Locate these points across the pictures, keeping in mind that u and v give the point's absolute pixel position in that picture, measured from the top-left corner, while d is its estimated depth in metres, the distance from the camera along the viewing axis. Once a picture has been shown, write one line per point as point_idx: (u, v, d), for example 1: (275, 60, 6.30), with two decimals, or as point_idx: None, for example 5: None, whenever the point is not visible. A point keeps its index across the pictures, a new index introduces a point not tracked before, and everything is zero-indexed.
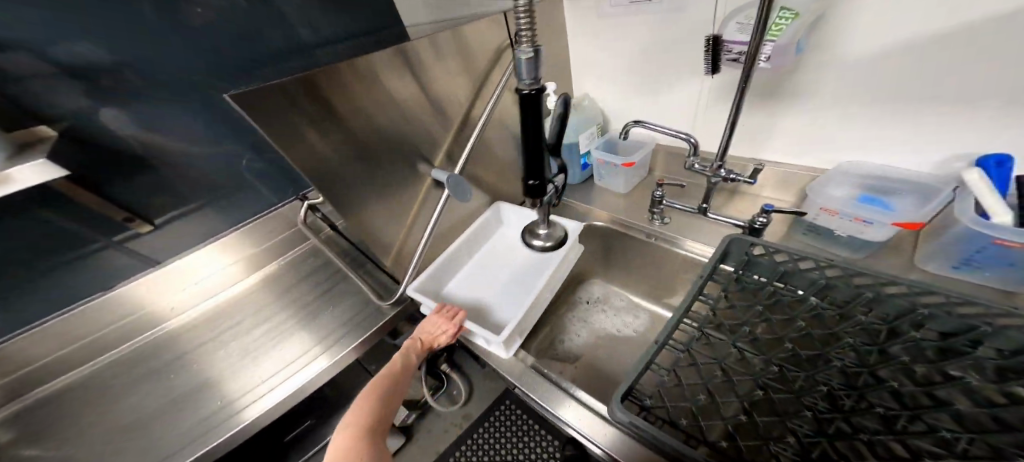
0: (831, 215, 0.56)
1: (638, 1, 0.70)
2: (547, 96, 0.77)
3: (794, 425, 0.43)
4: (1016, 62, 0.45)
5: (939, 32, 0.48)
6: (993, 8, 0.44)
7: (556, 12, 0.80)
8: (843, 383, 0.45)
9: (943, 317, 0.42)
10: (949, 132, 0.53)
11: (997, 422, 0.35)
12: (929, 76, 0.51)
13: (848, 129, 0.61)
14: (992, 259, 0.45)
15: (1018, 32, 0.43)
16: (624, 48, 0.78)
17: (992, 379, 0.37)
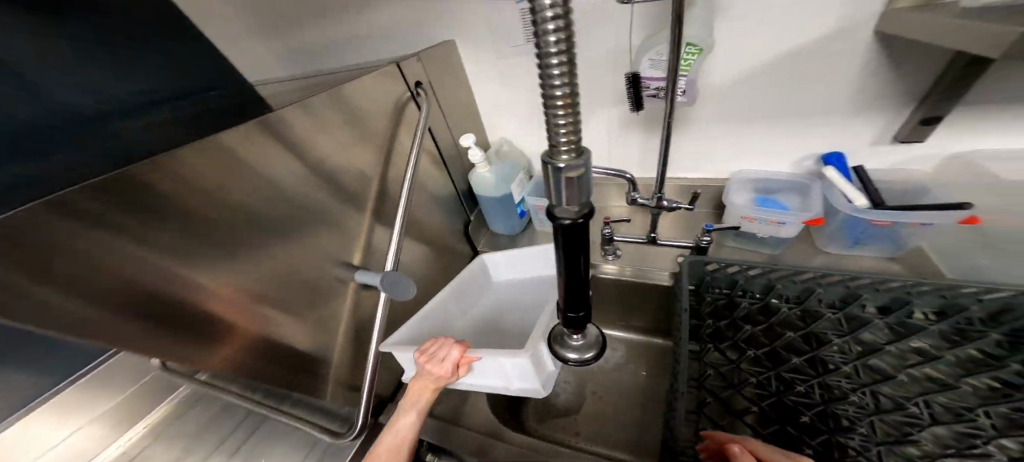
0: (751, 221, 0.63)
1: (534, 40, 0.68)
2: (468, 151, 0.69)
3: (845, 440, 0.43)
4: (833, 84, 0.59)
5: (782, 62, 0.59)
6: (811, 40, 0.56)
7: (450, 56, 0.73)
8: (851, 382, 0.46)
9: (874, 294, 0.47)
10: (802, 139, 0.66)
11: (993, 391, 0.39)
12: (785, 93, 0.62)
13: (732, 143, 0.71)
14: (873, 235, 0.57)
15: (829, 57, 0.56)
16: (531, 88, 0.75)
17: (947, 344, 0.43)
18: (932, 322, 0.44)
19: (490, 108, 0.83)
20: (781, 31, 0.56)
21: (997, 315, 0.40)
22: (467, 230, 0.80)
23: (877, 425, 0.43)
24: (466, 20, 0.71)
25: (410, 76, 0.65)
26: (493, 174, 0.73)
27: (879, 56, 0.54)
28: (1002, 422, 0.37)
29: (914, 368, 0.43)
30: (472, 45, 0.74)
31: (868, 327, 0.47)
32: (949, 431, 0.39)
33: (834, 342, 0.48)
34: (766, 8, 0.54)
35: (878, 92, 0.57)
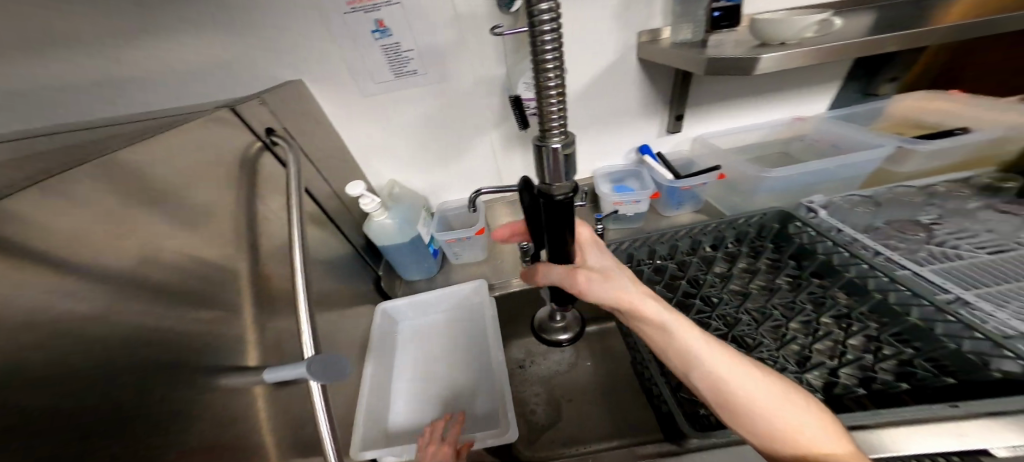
0: (621, 204, 0.80)
1: (401, 74, 0.67)
2: (362, 198, 0.61)
3: (762, 353, 0.57)
4: (627, 94, 0.79)
5: (597, 82, 0.77)
6: (606, 64, 0.74)
7: (299, 101, 0.63)
8: (732, 306, 0.64)
9: (705, 235, 0.74)
10: (623, 140, 0.86)
11: (789, 284, 0.66)
12: (603, 104, 0.80)
13: (580, 148, 0.85)
14: (686, 196, 0.82)
15: (620, 75, 0.76)
16: (405, 124, 0.73)
17: (752, 258, 0.72)
18: (738, 246, 0.74)
19: (366, 149, 0.76)
20: (589, 59, 0.74)
21: (761, 231, 0.74)
22: (378, 286, 0.71)
23: (763, 333, 0.60)
24: (315, 59, 0.63)
25: (252, 121, 0.52)
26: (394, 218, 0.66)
27: (648, 74, 0.77)
28: (806, 301, 0.62)
29: (753, 282, 0.68)
30: (329, 86, 0.67)
31: (715, 260, 0.72)
32: (797, 321, 0.60)
33: (707, 279, 0.69)
34: (578, 47, 0.72)
35: (655, 99, 0.81)
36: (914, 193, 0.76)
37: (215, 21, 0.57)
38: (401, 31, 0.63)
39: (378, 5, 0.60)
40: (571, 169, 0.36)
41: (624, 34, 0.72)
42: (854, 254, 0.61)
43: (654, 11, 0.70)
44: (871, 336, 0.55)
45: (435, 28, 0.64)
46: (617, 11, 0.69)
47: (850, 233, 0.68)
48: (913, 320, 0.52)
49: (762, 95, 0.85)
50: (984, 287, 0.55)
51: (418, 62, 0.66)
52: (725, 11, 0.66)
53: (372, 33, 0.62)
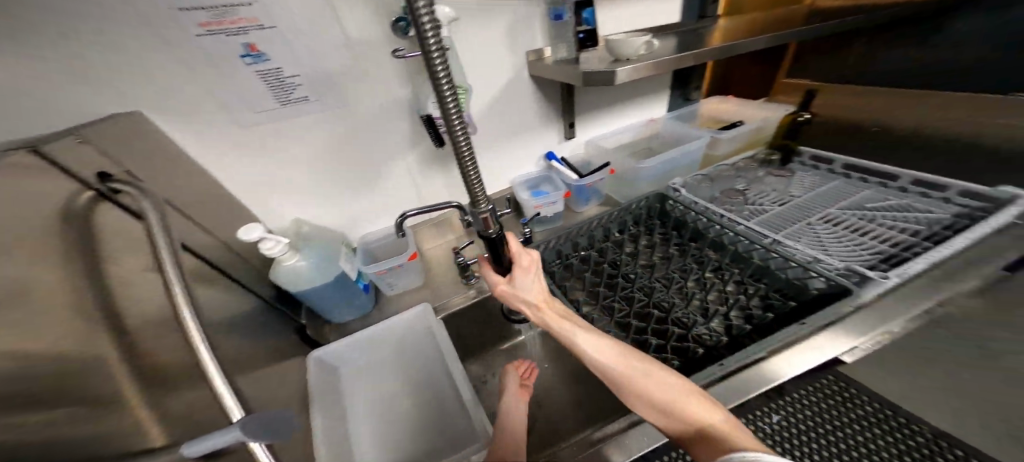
0: (540, 208, 0.87)
1: (289, 102, 0.60)
2: (268, 242, 0.53)
3: (677, 313, 0.69)
4: (528, 108, 0.87)
5: (498, 98, 0.81)
6: (504, 80, 0.80)
7: (150, 141, 0.50)
8: (645, 278, 0.76)
9: (610, 223, 0.87)
10: (533, 150, 0.94)
11: (677, 250, 0.82)
12: (509, 119, 0.86)
13: (496, 161, 0.90)
14: (590, 191, 0.94)
15: (519, 91, 0.83)
16: (303, 154, 0.65)
17: (647, 235, 0.87)
18: (636, 227, 0.88)
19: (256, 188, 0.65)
20: (486, 76, 0.78)
21: (648, 213, 0.91)
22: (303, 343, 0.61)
23: (673, 296, 0.72)
24: (167, 87, 0.52)
25: (68, 165, 0.37)
26: (308, 259, 0.59)
27: (539, 89, 0.85)
28: (691, 261, 0.79)
29: (653, 255, 0.82)
30: (191, 120, 0.55)
31: (623, 242, 0.85)
32: (691, 280, 0.75)
33: (621, 260, 0.80)
34: (477, 66, 0.76)
35: (549, 111, 0.89)
36: (729, 170, 1.04)
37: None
38: (284, 57, 0.57)
39: (246, 29, 0.53)
40: (494, 221, 0.47)
41: (513, 53, 0.78)
42: (711, 219, 0.80)
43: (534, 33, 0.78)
44: (738, 279, 0.73)
45: (322, 51, 0.59)
46: (504, 33, 0.75)
47: (704, 203, 0.88)
48: (757, 261, 0.72)
49: (628, 103, 1.03)
50: (784, 231, 0.80)
51: (307, 87, 0.60)
52: (587, 33, 0.77)
53: (242, 58, 0.55)
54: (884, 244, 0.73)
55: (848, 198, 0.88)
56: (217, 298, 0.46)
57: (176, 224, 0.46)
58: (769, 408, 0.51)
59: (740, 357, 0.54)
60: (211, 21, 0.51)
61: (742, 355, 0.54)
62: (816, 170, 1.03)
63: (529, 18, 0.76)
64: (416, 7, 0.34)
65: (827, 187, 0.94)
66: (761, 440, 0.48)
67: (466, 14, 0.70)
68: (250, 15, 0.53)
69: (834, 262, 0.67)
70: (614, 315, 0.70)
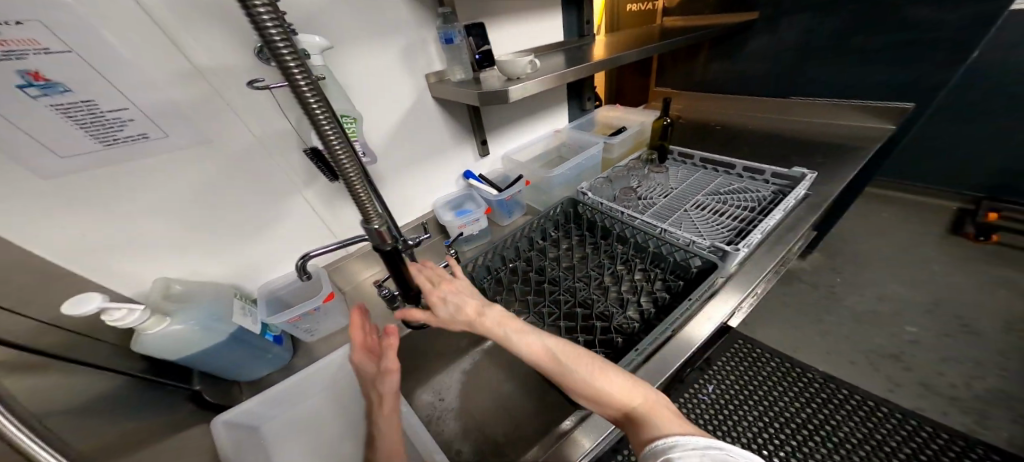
0: (463, 227, 0.87)
1: (111, 142, 0.50)
2: (128, 313, 0.43)
3: (598, 306, 0.76)
4: (436, 128, 0.86)
5: (404, 117, 0.79)
6: (405, 102, 0.78)
7: None
8: (568, 280, 0.83)
9: (531, 232, 0.92)
10: (450, 169, 0.94)
11: (591, 249, 0.91)
12: (418, 139, 0.84)
13: (415, 184, 0.88)
14: (510, 205, 0.97)
15: (421, 110, 0.81)
16: (168, 199, 0.56)
17: (564, 239, 0.95)
18: (554, 233, 0.96)
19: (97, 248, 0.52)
20: (385, 97, 0.75)
21: (563, 218, 0.99)
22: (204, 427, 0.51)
23: (594, 292, 0.80)
24: None
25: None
26: (186, 322, 0.49)
27: (448, 107, 0.86)
28: (604, 257, 0.88)
29: (573, 257, 0.90)
30: None
31: (546, 249, 0.91)
32: (607, 274, 0.84)
33: (545, 266, 0.86)
34: (376, 87, 0.72)
35: (460, 129, 0.90)
36: (622, 170, 1.17)
37: None
38: (93, 87, 0.48)
39: (25, 51, 0.42)
40: (391, 232, 0.42)
41: (412, 73, 0.77)
42: (613, 217, 0.91)
43: (429, 54, 0.78)
44: (643, 268, 0.84)
45: (149, 78, 0.51)
46: (399, 53, 0.73)
47: (608, 203, 0.98)
48: (653, 250, 0.84)
49: (533, 116, 1.11)
50: (668, 220, 0.96)
51: (140, 120, 0.51)
52: (484, 54, 0.80)
53: (22, 88, 0.43)
54: (737, 221, 0.93)
55: (709, 186, 1.09)
56: (64, 388, 0.36)
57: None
58: (705, 379, 0.71)
59: (652, 339, 0.63)
60: None
61: (654, 338, 0.63)
62: (684, 163, 1.24)
63: (420, 37, 0.75)
64: None
65: (693, 178, 1.15)
66: (703, 405, 0.66)
67: (354, 33, 0.66)
68: (25, 36, 0.42)
69: (706, 242, 0.82)
70: (546, 320, 0.75)
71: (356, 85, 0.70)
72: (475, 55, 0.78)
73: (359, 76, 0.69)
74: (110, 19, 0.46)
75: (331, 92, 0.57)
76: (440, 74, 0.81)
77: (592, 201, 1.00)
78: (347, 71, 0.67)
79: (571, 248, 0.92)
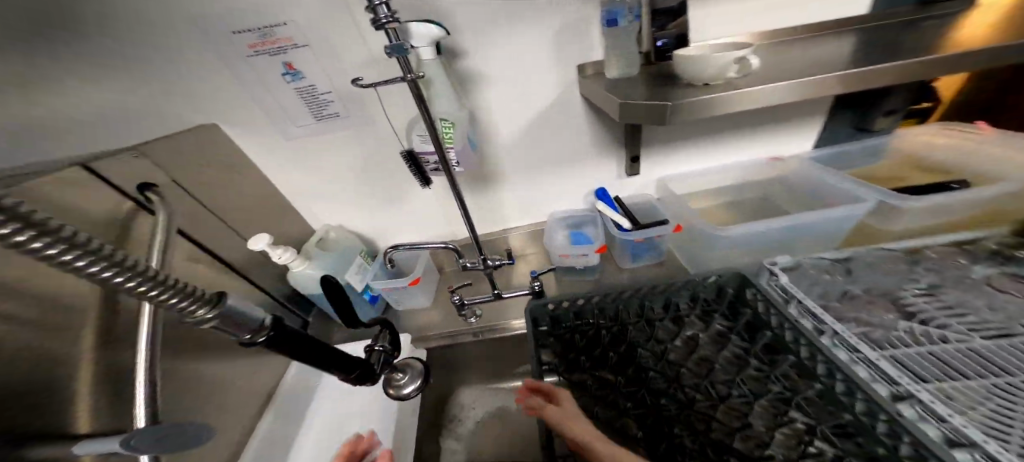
0: (567, 257, 0.74)
1: (321, 117, 0.67)
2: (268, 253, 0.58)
3: (681, 440, 0.54)
4: (578, 131, 0.70)
5: (540, 116, 0.68)
6: (544, 102, 0.67)
7: (208, 145, 0.63)
8: (664, 381, 0.60)
9: (654, 296, 0.67)
10: (581, 183, 0.78)
11: (733, 357, 0.59)
12: (553, 143, 0.72)
13: (537, 191, 0.78)
14: (641, 248, 0.75)
15: (565, 109, 0.67)
16: (340, 167, 0.72)
17: (700, 325, 0.65)
18: (689, 308, 0.67)
19: (297, 196, 0.76)
20: (523, 89, 0.65)
21: (716, 294, 0.67)
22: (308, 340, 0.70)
23: (690, 418, 0.55)
24: (238, 99, 0.64)
25: (119, 182, 0.49)
26: (320, 268, 0.64)
27: (598, 112, 0.68)
28: (750, 381, 0.55)
29: (693, 354, 0.62)
30: (248, 132, 0.67)
31: (659, 324, 0.66)
32: (731, 401, 0.54)
33: (642, 349, 0.64)
34: (517, 81, 0.64)
35: (605, 139, 0.71)
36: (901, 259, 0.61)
37: (133, 74, 0.59)
38: (314, 73, 0.63)
39: (285, 48, 0.61)
40: (235, 332, 0.29)
41: (562, 64, 0.63)
42: (803, 332, 0.53)
43: (593, 40, 0.60)
44: (809, 425, 0.48)
45: (340, 70, 0.63)
46: (549, 42, 0.60)
47: (808, 301, 0.57)
48: (857, 413, 0.44)
49: (735, 134, 0.74)
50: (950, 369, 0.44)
51: (337, 103, 0.65)
52: (673, 39, 0.59)
53: (283, 76, 0.63)
54: None
55: None
56: (230, 283, 0.59)
57: (209, 229, 0.59)
58: None
59: None
60: (258, 42, 0.60)
61: None
62: None
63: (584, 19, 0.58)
64: (380, 19, 0.43)
65: None
66: None
67: (503, 20, 0.58)
68: (286, 35, 0.59)
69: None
70: (602, 415, 0.59)
71: (495, 80, 0.64)
72: (654, 45, 0.60)
73: (498, 69, 0.62)
74: (326, 25, 0.59)
75: (437, 93, 0.54)
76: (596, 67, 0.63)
77: (779, 290, 0.61)
78: (486, 64, 0.62)
79: (701, 342, 0.63)
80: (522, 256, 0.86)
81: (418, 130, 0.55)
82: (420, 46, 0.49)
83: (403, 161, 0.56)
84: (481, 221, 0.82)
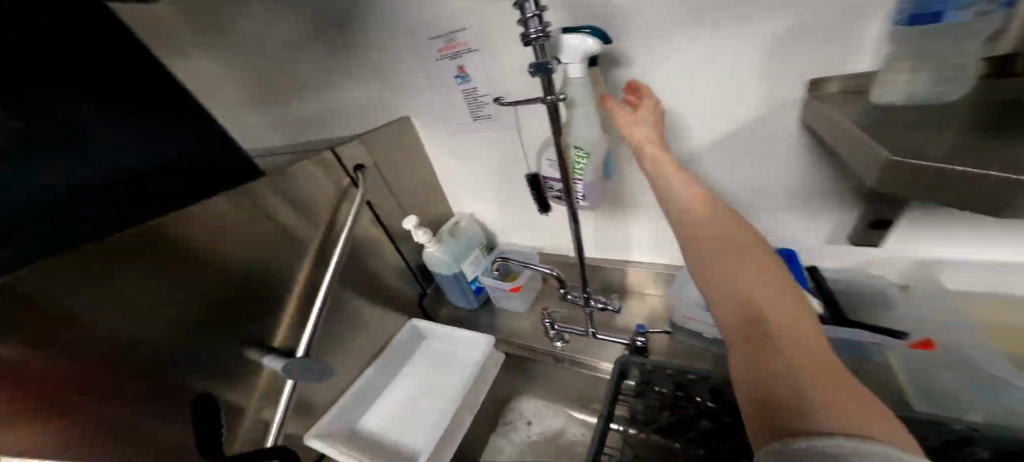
0: (694, 320, 0.62)
1: (477, 119, 0.72)
2: (413, 232, 0.71)
3: None
4: (763, 171, 0.52)
5: (722, 145, 0.52)
6: (719, 131, 0.51)
7: (401, 133, 0.80)
8: None
9: None
10: None
11: None
12: (718, 181, 0.56)
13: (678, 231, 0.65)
14: (846, 346, 0.51)
15: (754, 139, 0.50)
16: (483, 166, 0.79)
17: None
18: None
19: (449, 182, 0.88)
20: (711, 109, 0.50)
21: None
22: (423, 304, 0.87)
23: None
24: (424, 96, 0.76)
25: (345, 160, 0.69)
26: (445, 253, 0.75)
27: (822, 151, 0.46)
28: None
29: None
30: (426, 124, 0.81)
31: None
32: None
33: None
34: (701, 98, 0.50)
35: (810, 189, 0.50)
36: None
37: (371, 74, 0.79)
38: (478, 78, 0.66)
39: (460, 53, 0.65)
40: None
41: (781, 80, 0.43)
42: None
43: (861, 44, 0.38)
44: None
45: (497, 78, 0.65)
46: (766, 50, 0.42)
47: None
48: None
49: None
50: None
51: (491, 107, 0.68)
52: None
53: (456, 78, 0.69)
54: None
55: None
56: (390, 247, 0.78)
57: (385, 201, 0.77)
58: None
59: None
60: (444, 47, 0.66)
61: None
62: None
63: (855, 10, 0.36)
64: (530, 34, 0.38)
65: None
66: None
67: (702, 20, 0.44)
68: (465, 39, 0.63)
69: None
70: None
71: (672, 95, 0.51)
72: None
73: (679, 82, 0.50)
74: (495, 32, 0.59)
75: (578, 116, 0.46)
76: (846, 86, 0.40)
77: None
78: (665, 77, 0.50)
79: None
80: (639, 294, 0.76)
81: (549, 155, 0.52)
82: (571, 62, 0.42)
83: (530, 182, 0.59)
84: (603, 245, 0.75)
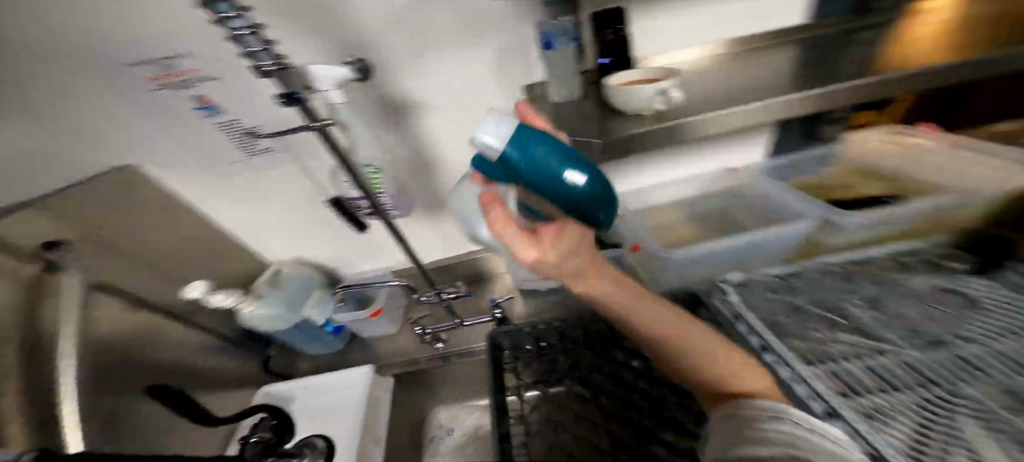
0: (525, 279, 0.77)
1: (254, 152, 0.63)
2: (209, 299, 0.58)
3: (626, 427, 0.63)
4: None
5: None
6: None
7: (141, 190, 0.62)
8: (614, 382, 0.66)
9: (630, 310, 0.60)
10: None
11: None
12: None
13: None
14: None
15: None
16: (283, 203, 0.71)
17: None
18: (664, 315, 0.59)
19: (256, 228, 0.75)
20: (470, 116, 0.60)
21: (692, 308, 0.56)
22: (269, 367, 0.76)
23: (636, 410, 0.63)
24: (157, 136, 0.59)
25: (29, 243, 0.47)
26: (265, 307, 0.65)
27: None
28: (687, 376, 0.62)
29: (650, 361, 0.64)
30: (176, 169, 0.64)
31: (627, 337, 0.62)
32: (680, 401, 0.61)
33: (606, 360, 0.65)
34: (467, 108, 0.58)
35: None
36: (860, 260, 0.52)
37: (36, 115, 0.54)
38: (234, 107, 0.57)
39: (195, 81, 0.54)
40: None
41: (509, 91, 0.57)
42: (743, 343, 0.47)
43: (534, 61, 0.54)
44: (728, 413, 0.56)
45: (265, 105, 0.58)
46: (493, 69, 0.54)
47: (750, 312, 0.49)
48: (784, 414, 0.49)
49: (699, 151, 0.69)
50: (835, 360, 0.41)
51: (266, 137, 0.61)
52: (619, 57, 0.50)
53: (202, 112, 0.58)
54: None
55: None
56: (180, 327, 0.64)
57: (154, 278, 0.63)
58: None
59: None
60: (164, 75, 0.53)
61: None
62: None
63: (517, 34, 0.51)
64: (265, 64, 0.34)
65: None
66: None
67: (425, 49, 0.51)
68: (192, 66, 0.53)
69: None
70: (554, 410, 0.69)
71: (440, 108, 0.58)
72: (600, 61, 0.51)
73: (437, 99, 0.57)
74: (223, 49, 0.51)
75: (356, 141, 0.51)
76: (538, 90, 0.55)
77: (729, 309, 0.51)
78: (432, 95, 0.56)
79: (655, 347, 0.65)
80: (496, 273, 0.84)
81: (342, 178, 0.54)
82: (326, 89, 0.43)
83: (333, 206, 0.56)
84: (441, 247, 0.81)
